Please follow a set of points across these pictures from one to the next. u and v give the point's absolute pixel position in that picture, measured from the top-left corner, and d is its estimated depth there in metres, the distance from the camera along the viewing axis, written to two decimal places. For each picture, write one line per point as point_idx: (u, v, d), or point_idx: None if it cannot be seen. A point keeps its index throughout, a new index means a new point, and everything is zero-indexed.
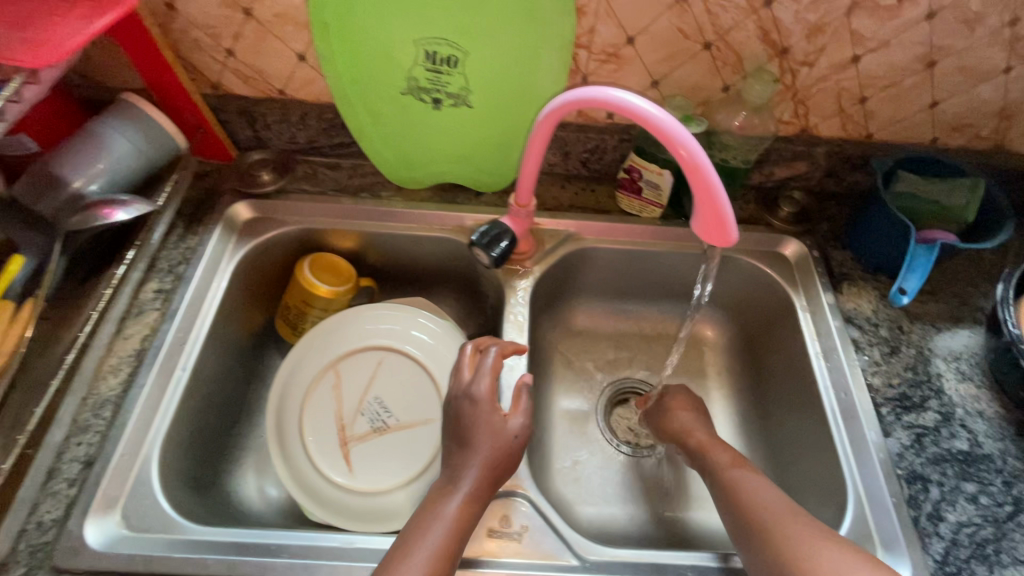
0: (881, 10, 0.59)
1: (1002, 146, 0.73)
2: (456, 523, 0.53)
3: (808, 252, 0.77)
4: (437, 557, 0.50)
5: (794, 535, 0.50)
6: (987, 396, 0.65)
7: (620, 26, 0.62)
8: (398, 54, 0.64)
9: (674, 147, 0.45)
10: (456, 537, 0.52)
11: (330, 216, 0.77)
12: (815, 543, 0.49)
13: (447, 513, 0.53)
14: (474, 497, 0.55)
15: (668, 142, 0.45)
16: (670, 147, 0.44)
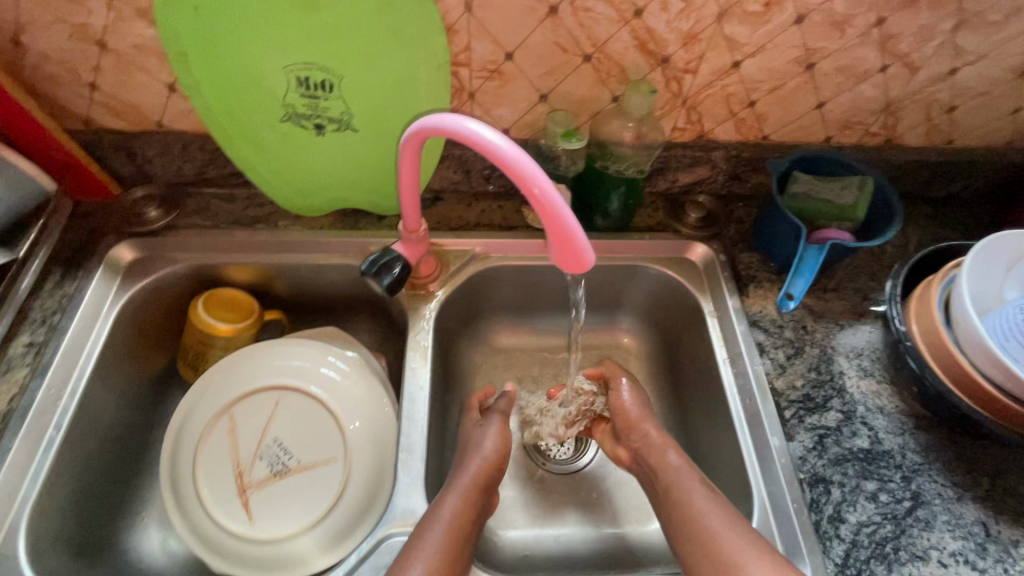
0: (750, 17, 0.59)
1: (893, 141, 0.74)
2: (453, 525, 0.54)
3: (715, 256, 0.76)
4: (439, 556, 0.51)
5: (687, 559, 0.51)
6: (887, 391, 0.66)
7: (495, 43, 0.60)
8: (268, 81, 0.61)
9: (526, 183, 0.43)
10: (455, 538, 0.53)
11: (224, 250, 0.73)
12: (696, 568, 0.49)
13: (445, 515, 0.55)
14: (467, 501, 0.57)
15: (521, 180, 0.43)
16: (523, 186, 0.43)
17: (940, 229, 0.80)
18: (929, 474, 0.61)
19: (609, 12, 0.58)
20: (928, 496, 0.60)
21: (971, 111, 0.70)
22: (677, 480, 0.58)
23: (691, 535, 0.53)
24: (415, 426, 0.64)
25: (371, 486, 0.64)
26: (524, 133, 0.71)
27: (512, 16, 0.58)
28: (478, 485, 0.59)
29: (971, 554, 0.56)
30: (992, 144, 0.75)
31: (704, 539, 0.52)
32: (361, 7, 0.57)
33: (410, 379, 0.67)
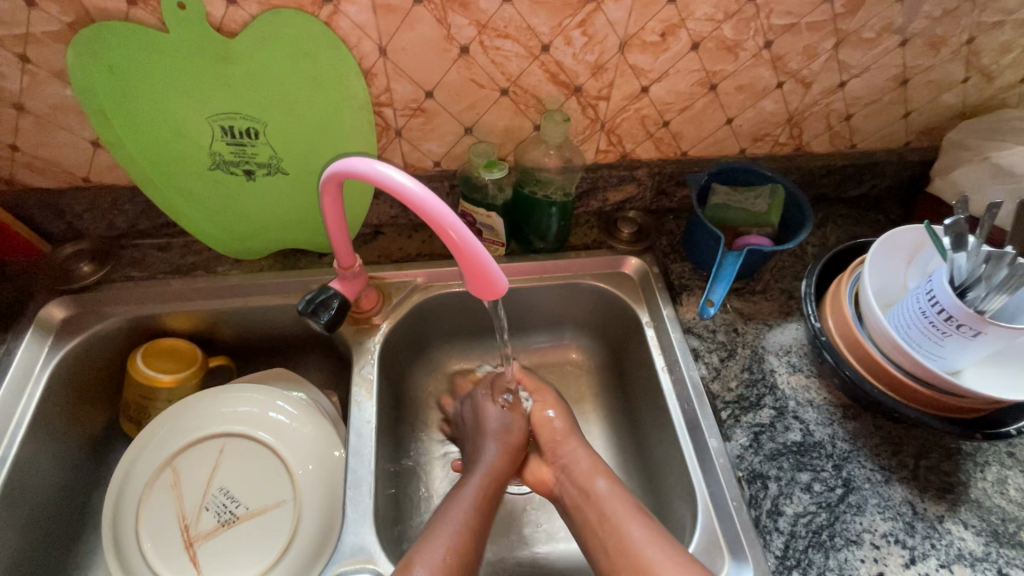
0: (650, 46, 0.63)
1: (802, 149, 0.80)
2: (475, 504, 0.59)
3: (648, 268, 0.80)
4: (460, 532, 0.56)
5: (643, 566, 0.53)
6: (815, 385, 0.69)
7: (413, 83, 0.63)
8: (192, 132, 0.63)
9: (443, 225, 0.47)
10: (475, 515, 0.58)
11: (165, 300, 0.73)
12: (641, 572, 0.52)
13: (467, 496, 0.60)
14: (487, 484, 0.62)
15: (437, 223, 0.47)
16: (440, 230, 0.47)
17: (855, 226, 0.85)
18: (859, 460, 0.64)
19: (518, 49, 0.61)
20: (858, 481, 0.63)
21: (866, 117, 0.76)
22: (603, 505, 0.59)
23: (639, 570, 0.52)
24: (362, 461, 0.64)
25: (322, 529, 0.63)
26: (455, 164, 0.73)
27: (426, 57, 0.61)
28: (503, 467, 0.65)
29: (901, 533, 0.59)
30: (891, 146, 0.81)
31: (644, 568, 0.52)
32: (275, 58, 0.58)
33: (356, 414, 0.67)
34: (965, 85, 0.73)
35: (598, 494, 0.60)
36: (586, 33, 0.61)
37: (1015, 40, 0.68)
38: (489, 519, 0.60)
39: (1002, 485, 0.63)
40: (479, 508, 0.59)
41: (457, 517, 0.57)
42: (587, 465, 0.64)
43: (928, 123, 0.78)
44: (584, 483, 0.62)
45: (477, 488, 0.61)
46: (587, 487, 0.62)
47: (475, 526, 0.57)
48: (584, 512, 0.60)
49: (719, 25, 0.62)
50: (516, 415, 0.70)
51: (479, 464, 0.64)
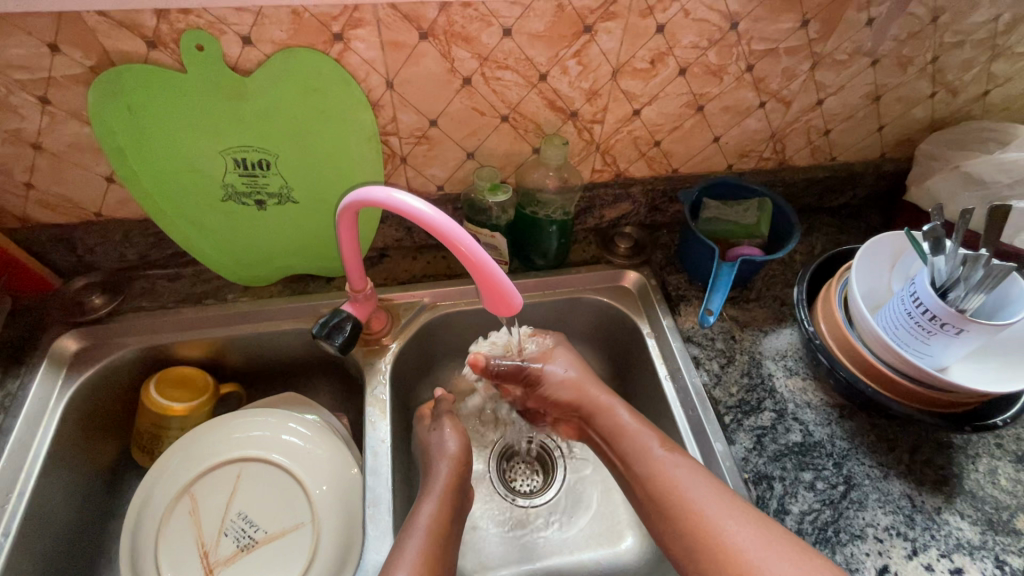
0: (640, 73, 0.67)
1: (785, 163, 0.84)
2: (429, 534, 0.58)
3: (646, 281, 0.83)
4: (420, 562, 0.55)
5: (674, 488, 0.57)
6: (812, 386, 0.72)
7: (419, 113, 0.66)
8: (206, 165, 0.65)
9: (457, 247, 0.50)
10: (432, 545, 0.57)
11: (176, 329, 0.74)
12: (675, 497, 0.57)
13: (421, 523, 0.59)
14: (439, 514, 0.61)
15: (451, 244, 0.50)
16: (456, 250, 0.50)
17: (840, 234, 0.89)
18: (858, 458, 0.67)
19: (517, 78, 0.65)
20: (858, 478, 0.65)
21: (844, 132, 0.81)
22: (631, 439, 0.64)
23: (672, 501, 0.57)
24: (380, 480, 0.66)
25: (341, 549, 0.63)
26: (458, 188, 0.76)
27: (430, 89, 0.64)
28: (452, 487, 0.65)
29: (902, 526, 0.62)
30: (869, 157, 0.86)
31: (676, 497, 0.57)
32: (288, 94, 0.61)
33: (371, 434, 0.69)
34: (933, 99, 0.78)
35: (625, 433, 0.65)
36: (581, 62, 0.65)
37: (975, 58, 0.74)
38: (445, 548, 0.58)
39: (993, 475, 0.66)
40: (433, 538, 0.58)
41: (413, 550, 0.56)
42: (610, 406, 0.68)
43: (901, 135, 0.83)
44: (612, 422, 0.67)
45: (430, 515, 0.60)
46: (616, 425, 0.66)
47: (430, 557, 0.56)
48: (618, 450, 0.65)
49: (704, 51, 0.66)
50: (462, 437, 0.70)
51: (431, 490, 0.64)
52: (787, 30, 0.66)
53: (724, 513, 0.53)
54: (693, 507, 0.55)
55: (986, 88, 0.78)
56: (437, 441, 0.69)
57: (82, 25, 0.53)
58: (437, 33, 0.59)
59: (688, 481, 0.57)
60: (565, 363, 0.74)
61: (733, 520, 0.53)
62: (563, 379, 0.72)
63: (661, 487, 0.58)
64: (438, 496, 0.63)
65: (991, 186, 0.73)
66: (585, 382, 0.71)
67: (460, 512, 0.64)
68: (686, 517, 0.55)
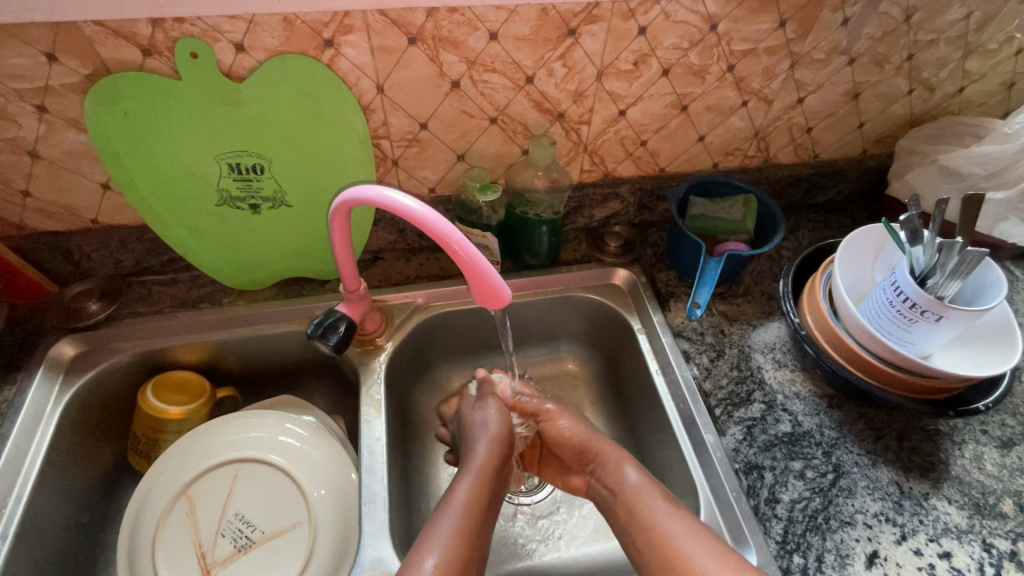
0: (625, 74, 0.69)
1: (769, 161, 0.86)
2: (464, 512, 0.60)
3: (636, 279, 0.84)
4: (454, 538, 0.56)
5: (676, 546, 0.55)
6: (800, 378, 0.74)
7: (409, 116, 0.68)
8: (201, 171, 0.67)
9: (450, 244, 0.51)
10: (466, 522, 0.59)
11: (172, 334, 0.75)
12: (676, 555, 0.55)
13: (456, 503, 0.61)
14: (476, 491, 0.63)
15: (444, 242, 0.51)
16: (448, 249, 0.51)
17: (824, 230, 0.91)
18: (846, 446, 0.68)
19: (505, 81, 0.67)
20: (847, 466, 0.66)
21: (825, 129, 0.83)
22: (634, 497, 0.62)
23: (670, 558, 0.55)
24: (375, 477, 0.67)
25: (337, 549, 0.63)
26: (449, 190, 0.78)
27: (420, 93, 0.66)
28: (489, 466, 0.66)
29: (891, 512, 0.63)
30: (851, 154, 0.88)
31: (671, 554, 0.55)
32: (281, 99, 0.63)
33: (366, 433, 0.70)
34: (911, 96, 0.80)
35: (628, 487, 0.64)
36: (566, 65, 0.66)
37: (949, 56, 0.76)
38: (480, 524, 0.60)
39: (979, 461, 0.67)
40: (468, 517, 0.59)
41: (448, 529, 0.57)
42: (613, 462, 0.67)
43: (882, 132, 0.85)
44: (617, 477, 0.65)
45: (466, 494, 0.62)
46: (620, 482, 0.65)
47: (466, 535, 0.57)
48: (619, 506, 0.63)
49: (686, 52, 0.68)
50: (505, 421, 0.72)
51: (468, 470, 0.65)
52: (766, 30, 0.68)
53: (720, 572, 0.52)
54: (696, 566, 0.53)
55: (961, 84, 0.80)
56: (479, 422, 0.72)
57: (80, 34, 0.55)
58: (426, 38, 0.61)
59: (686, 536, 0.56)
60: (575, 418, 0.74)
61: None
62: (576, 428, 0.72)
63: (658, 544, 0.56)
64: (473, 475, 0.64)
65: (968, 178, 0.75)
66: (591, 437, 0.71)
67: (496, 493, 0.66)
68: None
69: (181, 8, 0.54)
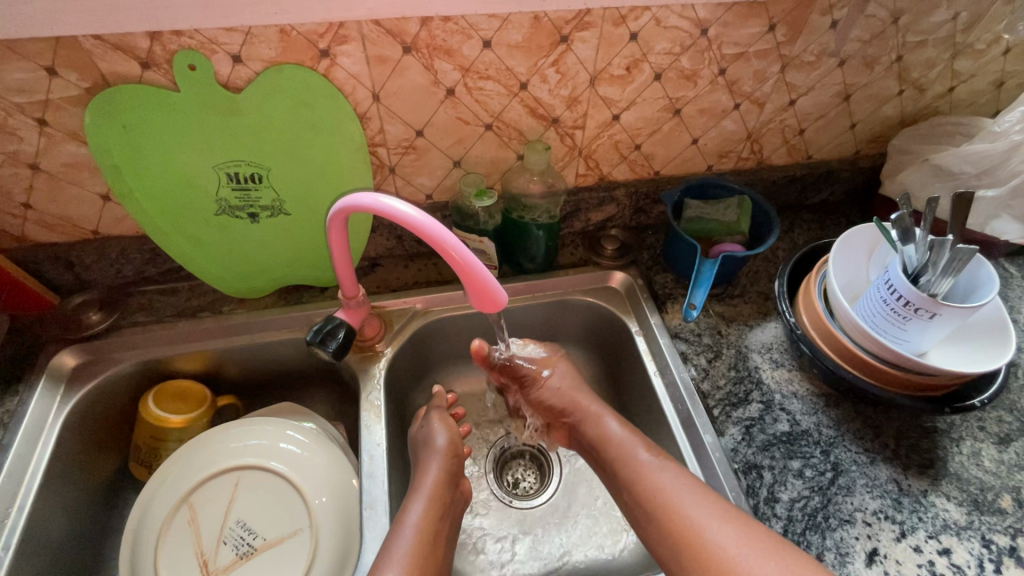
0: (617, 79, 0.70)
1: (764, 162, 0.87)
2: (419, 533, 0.60)
3: (633, 281, 0.85)
4: (409, 559, 0.57)
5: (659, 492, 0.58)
6: (798, 377, 0.74)
7: (406, 124, 0.69)
8: (200, 181, 0.67)
9: (447, 249, 0.51)
10: (421, 542, 0.59)
11: (172, 343, 0.76)
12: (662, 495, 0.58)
13: (410, 522, 0.61)
14: (429, 510, 0.62)
15: (440, 248, 0.51)
16: (445, 255, 0.51)
17: (820, 230, 0.92)
18: (844, 444, 0.68)
19: (498, 88, 0.67)
20: (846, 464, 0.66)
21: (818, 131, 0.84)
22: (621, 450, 0.65)
23: (652, 503, 0.58)
24: (376, 483, 0.67)
25: (337, 555, 0.63)
26: (446, 196, 0.79)
27: (415, 101, 0.66)
28: (442, 482, 0.66)
29: (890, 509, 0.63)
30: (844, 154, 0.89)
31: (661, 502, 0.58)
32: (280, 110, 0.63)
33: (366, 438, 0.70)
34: (901, 97, 0.81)
35: (613, 440, 0.66)
36: (559, 71, 0.67)
37: (938, 56, 0.77)
38: (436, 538, 0.61)
39: (977, 457, 0.67)
40: (423, 536, 0.60)
41: (402, 548, 0.58)
42: (597, 416, 0.70)
43: (874, 132, 0.86)
44: (601, 431, 0.68)
45: (420, 515, 0.61)
46: (604, 434, 0.68)
47: (421, 555, 0.58)
48: (606, 457, 0.66)
49: (677, 57, 0.69)
50: (451, 431, 0.71)
51: (421, 489, 0.65)
52: (755, 34, 0.69)
53: (706, 515, 0.55)
54: (678, 509, 0.56)
55: (951, 84, 0.81)
56: (426, 438, 0.71)
57: (79, 49, 0.55)
58: (420, 47, 0.61)
59: (672, 484, 0.58)
60: (560, 377, 0.75)
61: (717, 524, 0.54)
62: (558, 389, 0.74)
63: (647, 494, 0.59)
64: (427, 493, 0.64)
65: (958, 177, 0.75)
66: (577, 391, 0.74)
67: (453, 503, 0.66)
68: (671, 523, 0.56)
69: (179, 22, 0.55)
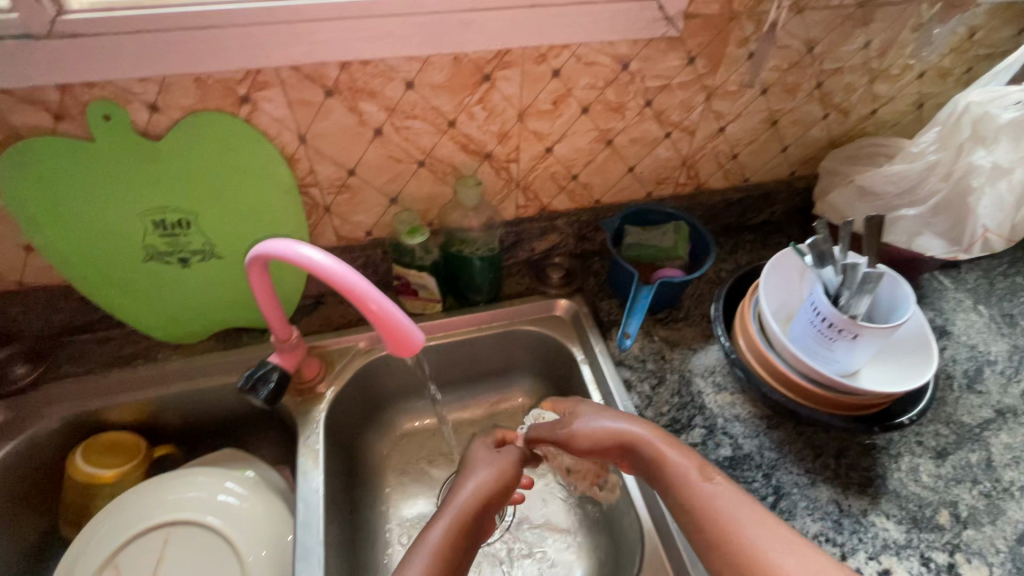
0: (545, 114, 0.71)
1: (702, 186, 0.89)
2: (437, 554, 0.58)
3: (578, 307, 0.85)
4: None
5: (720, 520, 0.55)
6: (740, 399, 0.74)
7: (336, 164, 0.69)
8: (125, 229, 0.66)
9: (365, 302, 0.51)
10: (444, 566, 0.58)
11: (105, 394, 0.73)
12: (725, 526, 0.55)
13: (431, 542, 0.59)
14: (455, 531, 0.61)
15: (359, 300, 0.51)
16: (363, 305, 0.51)
17: (762, 250, 0.93)
18: (785, 467, 0.68)
19: (427, 126, 0.68)
20: (787, 487, 0.66)
21: (750, 155, 0.86)
22: (670, 470, 0.60)
23: (708, 530, 0.55)
24: (311, 533, 0.65)
25: None
26: (385, 232, 0.79)
27: (343, 141, 0.67)
28: (481, 502, 0.63)
29: (830, 532, 0.63)
30: (779, 176, 0.91)
31: (726, 532, 0.54)
32: (201, 156, 0.63)
33: (303, 486, 0.68)
34: (827, 120, 0.84)
35: (668, 463, 0.61)
36: (486, 108, 0.68)
37: (856, 81, 0.80)
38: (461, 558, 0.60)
39: (915, 473, 0.68)
40: (441, 559, 0.58)
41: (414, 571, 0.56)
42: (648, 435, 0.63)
43: (805, 154, 0.89)
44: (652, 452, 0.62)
45: (443, 534, 0.60)
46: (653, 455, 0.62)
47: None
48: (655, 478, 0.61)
49: (602, 91, 0.70)
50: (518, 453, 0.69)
51: (451, 505, 0.63)
52: (676, 67, 0.71)
53: (775, 544, 0.52)
54: (740, 538, 0.53)
55: (872, 107, 0.84)
56: (490, 454, 0.69)
57: None
58: (342, 90, 0.62)
59: (734, 511, 0.55)
60: (594, 417, 0.67)
61: (784, 554, 0.51)
62: (596, 436, 0.65)
63: (706, 520, 0.56)
64: (455, 511, 0.62)
65: (882, 197, 0.78)
66: (617, 421, 0.66)
67: (485, 527, 0.64)
68: (730, 550, 0.53)
69: (88, 75, 0.54)
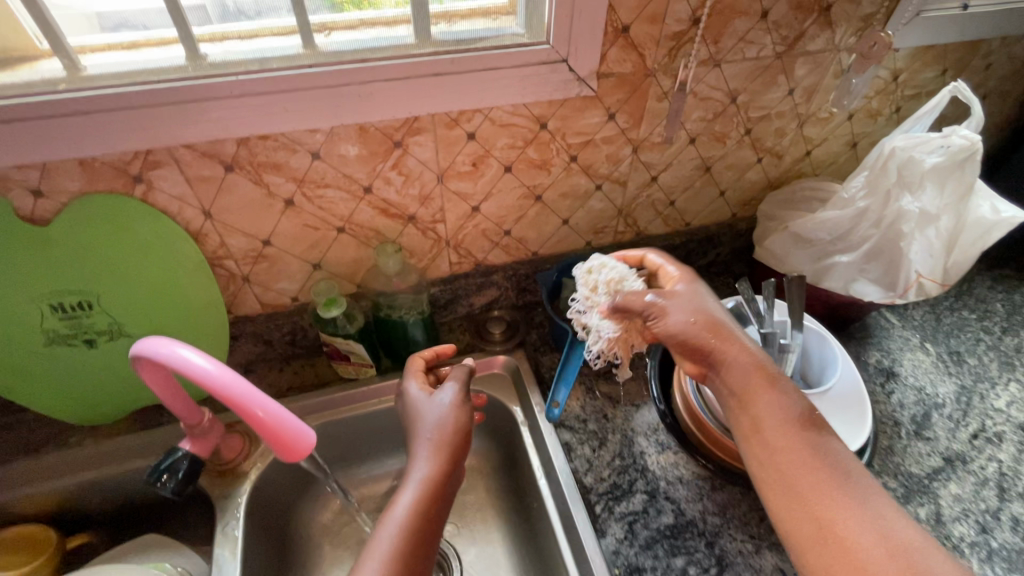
0: (466, 175, 0.69)
1: (642, 234, 0.87)
2: (410, 522, 0.55)
3: (517, 363, 0.81)
4: (389, 558, 0.52)
5: (818, 478, 0.51)
6: (683, 460, 0.71)
7: (248, 236, 0.66)
8: (20, 314, 0.62)
9: (252, 408, 0.51)
10: (410, 538, 0.54)
11: (12, 485, 0.69)
12: (822, 482, 0.50)
13: (399, 512, 0.55)
14: (422, 499, 0.56)
15: (244, 406, 0.51)
16: (247, 412, 0.51)
17: None
18: (728, 534, 0.65)
19: (342, 194, 0.66)
20: (731, 556, 0.63)
21: (688, 201, 0.85)
22: (757, 407, 0.56)
23: (799, 485, 0.51)
24: None
25: None
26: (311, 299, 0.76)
27: (252, 214, 0.64)
28: (441, 464, 0.59)
29: None
30: (721, 219, 0.90)
31: (830, 484, 0.50)
32: (98, 237, 0.60)
33: None
34: (761, 164, 0.83)
35: (763, 393, 0.56)
36: (402, 173, 0.66)
37: (786, 126, 0.79)
38: (430, 524, 0.56)
39: None
40: (408, 531, 0.54)
41: (383, 543, 0.53)
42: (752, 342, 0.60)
43: (744, 197, 0.88)
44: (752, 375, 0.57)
45: (409, 505, 0.56)
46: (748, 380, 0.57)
47: (404, 557, 0.52)
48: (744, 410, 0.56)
49: (523, 149, 0.69)
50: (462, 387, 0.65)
51: (410, 478, 0.58)
52: (597, 123, 0.69)
53: (886, 509, 0.49)
54: (842, 495, 0.50)
55: (806, 149, 0.84)
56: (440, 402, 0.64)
57: None
58: (244, 164, 0.60)
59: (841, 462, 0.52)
60: (687, 302, 0.62)
61: (898, 519, 0.48)
62: (689, 322, 0.60)
63: (803, 467, 0.52)
64: (416, 483, 0.57)
65: (817, 244, 0.76)
66: (710, 309, 0.62)
67: (449, 496, 0.59)
68: (826, 510, 0.49)
69: None
